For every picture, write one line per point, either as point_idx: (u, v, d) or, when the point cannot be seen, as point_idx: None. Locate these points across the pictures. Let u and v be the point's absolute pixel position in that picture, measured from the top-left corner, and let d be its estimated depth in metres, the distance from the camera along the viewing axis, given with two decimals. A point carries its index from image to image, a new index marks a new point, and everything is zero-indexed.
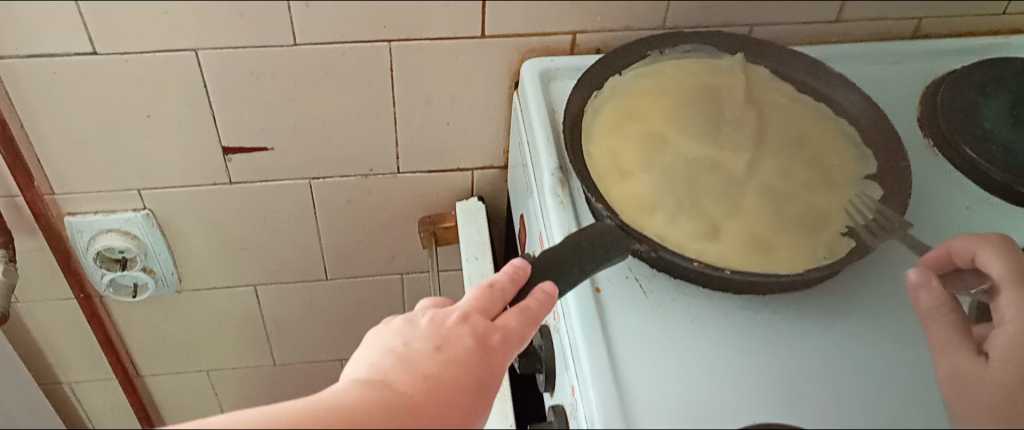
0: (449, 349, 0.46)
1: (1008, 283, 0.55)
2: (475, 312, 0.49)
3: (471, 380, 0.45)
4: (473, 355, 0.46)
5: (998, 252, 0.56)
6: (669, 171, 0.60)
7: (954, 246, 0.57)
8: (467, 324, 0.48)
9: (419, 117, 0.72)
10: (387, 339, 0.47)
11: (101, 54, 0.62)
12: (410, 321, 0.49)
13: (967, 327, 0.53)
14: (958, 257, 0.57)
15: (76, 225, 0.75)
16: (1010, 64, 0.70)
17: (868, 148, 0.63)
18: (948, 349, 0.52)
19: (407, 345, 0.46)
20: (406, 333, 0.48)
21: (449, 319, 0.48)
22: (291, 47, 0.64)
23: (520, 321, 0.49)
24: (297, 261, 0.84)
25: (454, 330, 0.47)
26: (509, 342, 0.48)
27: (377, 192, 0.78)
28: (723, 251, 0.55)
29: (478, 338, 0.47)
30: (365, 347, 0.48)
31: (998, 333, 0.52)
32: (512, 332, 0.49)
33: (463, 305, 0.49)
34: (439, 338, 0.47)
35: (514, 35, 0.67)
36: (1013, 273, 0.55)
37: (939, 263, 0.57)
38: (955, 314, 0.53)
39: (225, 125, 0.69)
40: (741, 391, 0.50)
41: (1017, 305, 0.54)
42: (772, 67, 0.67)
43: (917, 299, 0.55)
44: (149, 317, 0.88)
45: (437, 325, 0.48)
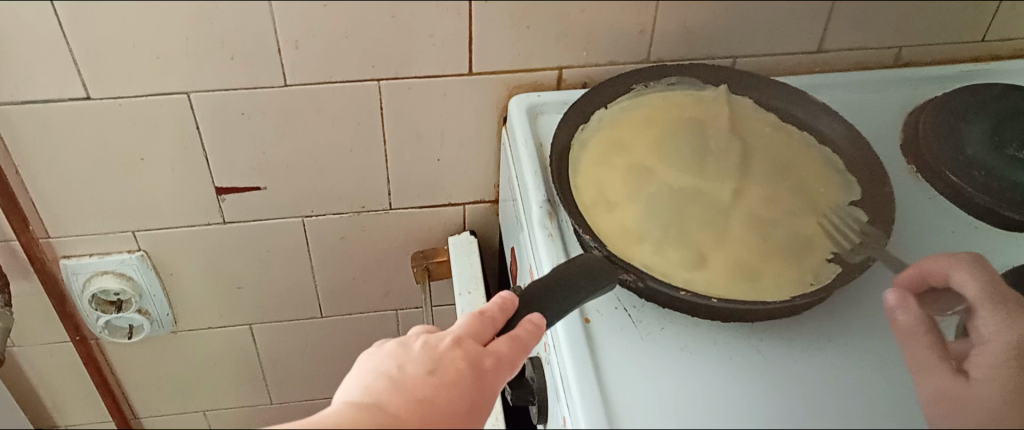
0: (442, 372, 0.47)
1: (982, 305, 0.56)
2: (468, 336, 0.49)
3: (462, 405, 0.46)
4: (465, 379, 0.47)
5: (971, 274, 0.57)
6: (656, 201, 0.61)
7: (927, 265, 0.58)
8: (460, 347, 0.48)
9: (410, 154, 0.73)
10: (381, 361, 0.48)
11: (94, 98, 0.63)
12: (403, 344, 0.50)
13: (947, 349, 0.53)
14: (930, 278, 0.57)
15: (71, 267, 0.75)
16: (991, 90, 0.71)
17: (851, 174, 0.63)
18: (930, 366, 0.52)
19: (400, 368, 0.47)
20: (399, 355, 0.48)
21: (442, 343, 0.49)
22: (281, 87, 0.65)
23: (513, 345, 0.50)
24: (292, 299, 0.85)
25: (447, 354, 0.48)
26: (501, 366, 0.49)
27: (370, 229, 0.79)
28: (710, 279, 0.55)
29: (470, 362, 0.48)
30: (360, 368, 0.48)
31: (979, 357, 0.53)
32: (504, 357, 0.49)
33: (456, 327, 0.50)
34: (432, 361, 0.47)
35: (501, 72, 0.68)
36: (987, 295, 0.56)
37: (912, 284, 0.57)
38: (935, 335, 0.54)
39: (218, 166, 0.70)
40: (731, 417, 0.51)
41: (995, 326, 0.55)
42: (755, 97, 0.68)
43: (896, 320, 0.55)
44: (145, 359, 0.88)
45: (430, 349, 0.48)
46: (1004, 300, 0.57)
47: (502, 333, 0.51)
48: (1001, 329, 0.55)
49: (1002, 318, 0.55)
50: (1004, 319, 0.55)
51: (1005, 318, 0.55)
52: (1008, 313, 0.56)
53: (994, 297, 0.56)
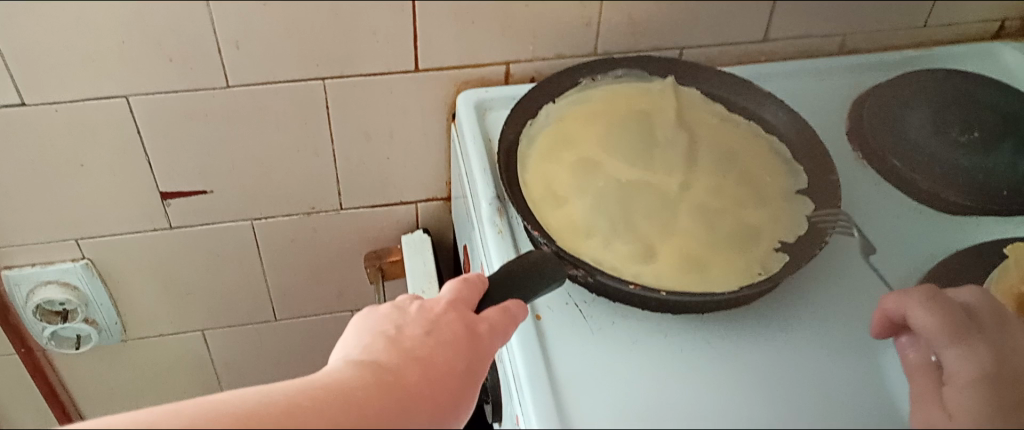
0: (439, 335, 0.47)
1: (944, 341, 0.52)
2: (461, 302, 0.50)
3: (459, 367, 0.46)
4: (463, 342, 0.47)
5: (925, 307, 0.53)
6: (603, 194, 0.60)
7: (886, 307, 0.55)
8: (454, 312, 0.49)
9: (360, 152, 0.72)
10: (376, 322, 0.48)
11: (29, 104, 0.61)
12: (398, 307, 0.50)
13: (937, 390, 0.51)
14: (895, 319, 0.55)
15: (13, 278, 0.73)
16: (932, 76, 0.72)
17: (797, 163, 0.64)
18: (924, 402, 0.50)
19: (397, 329, 0.47)
20: (395, 318, 0.48)
21: (437, 306, 0.49)
22: (224, 89, 0.64)
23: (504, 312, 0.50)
24: (245, 303, 0.84)
25: (442, 318, 0.48)
26: (496, 332, 0.49)
27: (321, 230, 0.78)
28: (658, 272, 0.55)
29: (466, 327, 0.48)
30: (356, 329, 0.48)
31: (954, 391, 0.50)
32: (498, 323, 0.49)
33: (450, 292, 0.50)
34: (428, 324, 0.47)
35: (447, 68, 0.67)
36: (945, 330, 0.52)
37: (891, 325, 0.55)
38: (932, 376, 0.51)
39: (161, 170, 0.69)
40: (683, 408, 0.51)
41: (958, 358, 0.51)
42: (701, 88, 0.69)
43: (905, 357, 0.54)
44: (96, 369, 0.86)
45: (425, 312, 0.49)
46: (970, 329, 0.52)
47: (492, 304, 0.51)
48: (965, 359, 0.51)
49: (966, 350, 0.51)
50: (965, 350, 0.51)
51: (977, 347, 0.51)
52: (972, 343, 0.52)
53: (956, 329, 0.52)
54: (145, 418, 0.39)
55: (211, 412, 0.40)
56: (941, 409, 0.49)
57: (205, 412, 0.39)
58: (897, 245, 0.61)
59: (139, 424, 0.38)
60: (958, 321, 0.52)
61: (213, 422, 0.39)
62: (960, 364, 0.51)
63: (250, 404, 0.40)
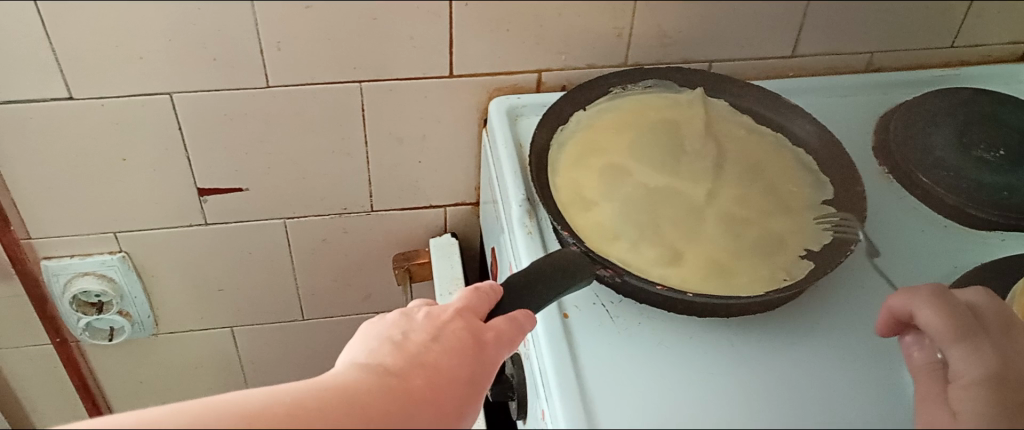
0: (445, 341, 0.48)
1: (948, 339, 0.52)
2: (469, 310, 0.51)
3: (465, 373, 0.47)
4: (468, 349, 0.48)
5: (930, 306, 0.54)
6: (631, 199, 0.61)
7: (892, 304, 0.56)
8: (462, 319, 0.50)
9: (392, 155, 0.74)
10: (385, 327, 0.49)
11: (77, 98, 0.63)
12: (405, 314, 0.51)
13: (942, 391, 0.51)
14: (900, 317, 0.55)
15: (52, 268, 0.75)
16: (958, 94, 0.73)
17: (823, 174, 0.65)
18: (929, 402, 0.51)
19: (404, 334, 0.48)
20: (402, 324, 0.49)
21: (444, 313, 0.50)
22: (263, 88, 0.66)
23: (512, 323, 0.51)
24: (274, 301, 0.85)
25: (449, 325, 0.49)
26: (502, 341, 0.50)
27: (351, 231, 0.80)
28: (684, 275, 0.56)
29: (472, 334, 0.49)
30: (364, 335, 0.49)
31: (959, 391, 0.51)
32: (504, 332, 0.50)
33: (458, 301, 0.51)
34: (435, 331, 0.48)
35: (481, 74, 0.69)
36: (951, 329, 0.53)
37: (896, 323, 0.55)
38: (938, 375, 0.52)
39: (199, 167, 0.71)
40: (706, 408, 0.52)
41: (962, 357, 0.52)
42: (730, 100, 0.70)
43: (909, 356, 0.54)
44: (126, 362, 0.88)
45: (433, 319, 0.49)
46: (974, 329, 0.53)
47: (502, 314, 0.52)
48: (968, 359, 0.52)
49: (970, 350, 0.52)
50: (970, 350, 0.52)
51: (980, 347, 0.52)
52: (976, 343, 0.52)
53: (963, 329, 0.53)
54: (156, 413, 0.40)
55: (220, 410, 0.40)
56: (947, 409, 0.50)
57: (214, 408, 0.41)
58: (921, 258, 0.62)
59: (150, 420, 0.40)
60: (963, 321, 0.53)
61: (220, 418, 0.40)
62: (965, 364, 0.52)
63: (257, 405, 0.41)
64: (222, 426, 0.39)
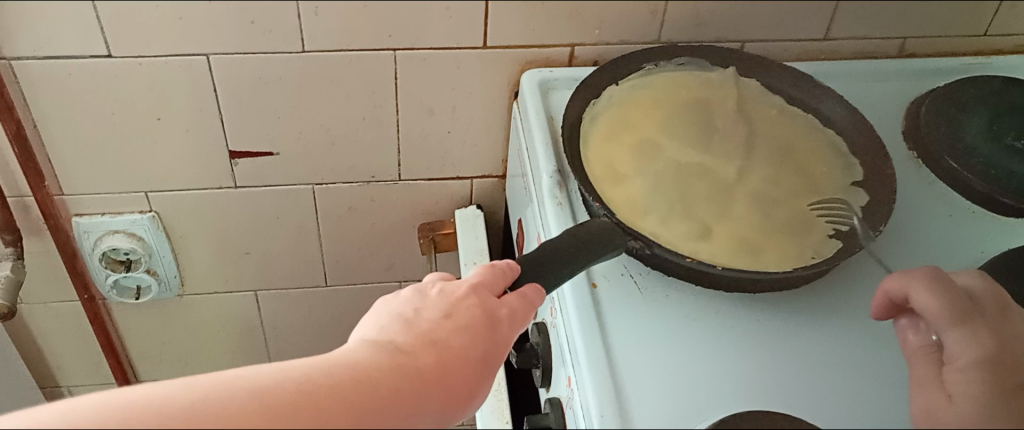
0: (457, 318, 0.48)
1: (944, 320, 0.53)
2: (483, 286, 0.51)
3: (477, 353, 0.47)
4: (480, 326, 0.48)
5: (926, 287, 0.55)
6: (661, 175, 0.62)
7: (891, 286, 0.57)
8: (475, 297, 0.50)
9: (421, 124, 0.74)
10: (397, 306, 0.49)
11: (115, 56, 0.64)
12: (420, 291, 0.51)
13: (938, 374, 0.52)
14: (896, 300, 0.56)
15: (83, 225, 0.76)
16: (990, 81, 0.73)
17: (852, 157, 0.65)
18: (924, 386, 0.52)
19: (416, 312, 0.49)
20: (416, 301, 0.50)
21: (459, 290, 0.50)
22: (299, 53, 0.66)
23: (523, 299, 0.51)
24: (298, 266, 0.86)
25: (462, 302, 0.49)
26: (515, 318, 0.50)
27: (377, 199, 0.81)
28: (714, 251, 0.57)
29: (486, 311, 0.49)
30: (379, 310, 0.50)
31: (954, 373, 0.51)
32: (518, 309, 0.51)
33: (469, 280, 0.51)
34: (448, 308, 0.49)
35: (515, 46, 0.69)
36: (946, 311, 0.53)
37: (892, 307, 0.56)
38: (932, 357, 0.53)
39: (232, 130, 0.71)
40: (730, 382, 0.52)
41: (957, 340, 0.52)
42: (763, 81, 0.70)
43: (906, 340, 0.55)
44: (150, 321, 0.89)
45: (447, 296, 0.50)
46: (968, 314, 0.53)
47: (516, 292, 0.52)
48: (963, 342, 0.52)
49: (965, 333, 0.53)
50: (965, 334, 0.53)
51: (974, 331, 0.53)
52: (972, 326, 0.53)
53: (957, 312, 0.53)
54: (160, 389, 0.40)
55: (234, 382, 0.41)
56: (942, 392, 0.51)
57: (218, 383, 0.40)
58: (947, 241, 0.62)
59: (160, 393, 0.39)
60: (959, 304, 0.54)
61: (226, 394, 0.39)
62: (961, 346, 0.52)
63: (267, 378, 0.41)
64: (228, 404, 0.39)
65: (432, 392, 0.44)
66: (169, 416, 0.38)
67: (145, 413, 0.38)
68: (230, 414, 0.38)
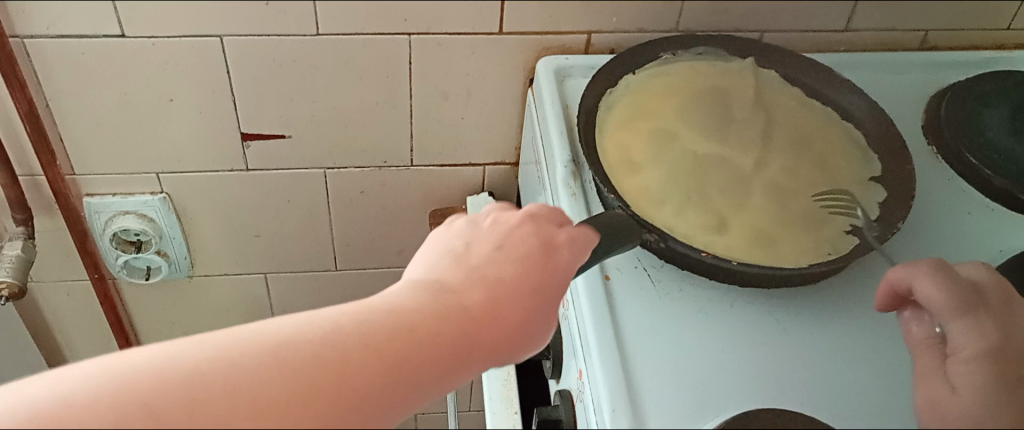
0: (510, 248, 0.48)
1: (946, 312, 0.52)
2: (536, 217, 0.51)
3: (530, 282, 0.47)
4: (534, 255, 0.48)
5: (928, 278, 0.53)
6: (678, 166, 0.61)
7: (893, 274, 0.55)
8: (529, 226, 0.50)
9: (436, 109, 0.74)
10: (449, 239, 0.50)
11: (128, 36, 0.63)
12: (473, 223, 0.51)
13: (943, 366, 0.51)
14: (899, 290, 0.55)
15: (94, 205, 0.76)
16: (1012, 76, 0.72)
17: (873, 150, 0.64)
18: (928, 378, 0.51)
19: (466, 246, 0.49)
20: (468, 234, 0.50)
21: (511, 220, 0.51)
22: (313, 36, 0.65)
23: (570, 229, 0.51)
24: (309, 249, 0.86)
25: (515, 232, 0.50)
26: (576, 244, 0.50)
27: (389, 184, 0.80)
28: (730, 244, 0.56)
29: (541, 239, 0.49)
30: (432, 245, 0.50)
31: (959, 365, 0.50)
32: (578, 235, 0.50)
33: (511, 219, 0.51)
34: (501, 239, 0.49)
35: (531, 33, 0.69)
36: (948, 302, 0.52)
37: (895, 296, 0.55)
38: (936, 349, 0.52)
39: (245, 113, 0.71)
40: (744, 377, 0.52)
41: (961, 333, 0.51)
42: (783, 72, 0.69)
43: (908, 331, 0.54)
44: (160, 301, 0.89)
45: (500, 227, 0.50)
46: (972, 303, 0.52)
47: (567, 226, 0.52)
48: (967, 334, 0.51)
49: (970, 324, 0.51)
50: (970, 325, 0.51)
51: (979, 321, 0.51)
52: (976, 316, 0.52)
53: (960, 302, 0.52)
54: (199, 355, 0.38)
55: (246, 345, 0.39)
56: (945, 384, 0.50)
57: (263, 343, 0.39)
58: (966, 239, 0.62)
59: (163, 358, 0.37)
60: (962, 295, 0.52)
61: (277, 358, 0.38)
62: (966, 338, 0.51)
63: (288, 331, 0.40)
64: (285, 366, 0.38)
65: (487, 335, 0.44)
66: (223, 391, 0.36)
67: (168, 379, 0.36)
68: (291, 379, 0.37)
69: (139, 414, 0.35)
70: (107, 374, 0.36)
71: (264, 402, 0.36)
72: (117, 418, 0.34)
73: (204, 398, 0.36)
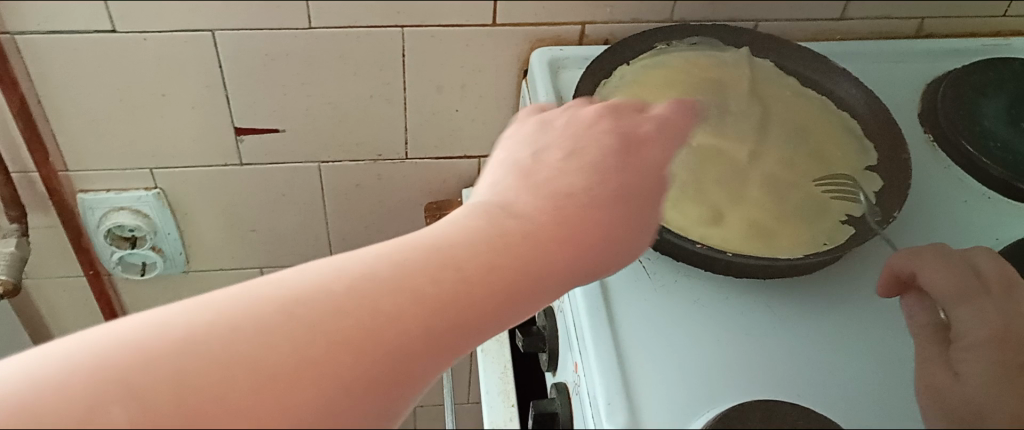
0: (581, 153, 0.46)
1: (950, 297, 0.54)
2: (607, 118, 0.49)
3: (603, 191, 0.44)
4: (607, 153, 0.46)
5: (932, 265, 0.56)
6: (673, 158, 0.61)
7: (894, 262, 0.58)
8: (599, 128, 0.48)
9: (430, 102, 0.73)
10: (517, 150, 0.48)
11: (120, 31, 0.63)
12: (545, 124, 0.50)
13: (945, 352, 0.52)
14: (901, 276, 0.57)
15: (88, 202, 0.75)
16: (1009, 63, 0.72)
17: (867, 140, 0.64)
18: (930, 364, 0.52)
19: (535, 158, 0.46)
20: (534, 145, 0.48)
21: (584, 123, 0.49)
22: (307, 29, 0.65)
23: (623, 149, 0.47)
24: (305, 243, 0.86)
25: (586, 135, 0.48)
26: (655, 139, 0.48)
27: (385, 178, 0.80)
28: (725, 236, 0.56)
29: (618, 137, 0.47)
30: (502, 158, 0.48)
31: (961, 350, 0.51)
32: (655, 133, 0.48)
33: (560, 145, 0.47)
34: (572, 145, 0.47)
35: (525, 24, 0.68)
36: (951, 288, 0.54)
37: (897, 283, 0.57)
38: (939, 334, 0.53)
39: (239, 107, 0.71)
40: (740, 367, 0.51)
41: (965, 318, 0.53)
42: (777, 61, 0.70)
43: (913, 319, 0.55)
44: (157, 297, 0.89)
45: (573, 130, 0.48)
46: (976, 290, 0.54)
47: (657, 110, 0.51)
48: (971, 319, 0.53)
49: (973, 309, 0.53)
50: (973, 311, 0.53)
51: (982, 307, 0.53)
52: (978, 303, 0.54)
53: (963, 289, 0.54)
54: (212, 311, 0.34)
55: (253, 301, 0.34)
56: (949, 371, 0.51)
57: (274, 302, 0.34)
58: (965, 228, 0.61)
59: (155, 322, 0.33)
60: (965, 282, 0.55)
61: (290, 319, 0.33)
62: (968, 323, 0.53)
63: (320, 276, 0.36)
64: (303, 327, 0.33)
65: (541, 272, 0.40)
66: (225, 362, 0.32)
67: (159, 341, 0.32)
68: (310, 342, 0.33)
69: (120, 395, 0.30)
70: (80, 354, 0.32)
71: (281, 367, 0.32)
72: (94, 402, 0.30)
73: (201, 368, 0.31)
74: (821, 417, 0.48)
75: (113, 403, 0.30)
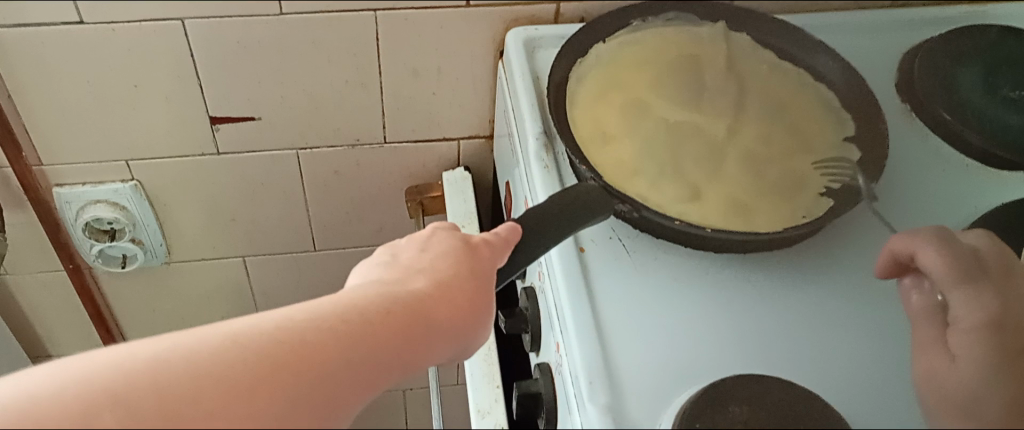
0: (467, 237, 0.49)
1: (953, 280, 0.55)
2: None
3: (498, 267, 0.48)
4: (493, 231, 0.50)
5: (934, 248, 0.56)
6: (650, 135, 0.61)
7: (894, 245, 0.57)
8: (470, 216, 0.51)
9: (407, 86, 0.73)
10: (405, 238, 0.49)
11: (88, 23, 0.62)
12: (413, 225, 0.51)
13: (941, 335, 0.53)
14: (901, 259, 0.56)
15: (65, 196, 0.75)
16: (985, 31, 0.72)
17: (844, 111, 0.64)
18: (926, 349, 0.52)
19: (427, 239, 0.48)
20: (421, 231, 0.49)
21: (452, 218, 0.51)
22: (278, 16, 0.64)
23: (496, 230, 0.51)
24: (286, 231, 0.85)
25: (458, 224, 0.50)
26: None
27: (364, 164, 0.79)
28: (704, 212, 0.56)
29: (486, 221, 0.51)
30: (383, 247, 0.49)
31: (960, 336, 0.53)
32: None
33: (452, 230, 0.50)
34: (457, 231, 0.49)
35: (499, 4, 0.68)
36: (953, 271, 0.55)
37: (897, 266, 0.56)
38: (936, 317, 0.54)
39: (213, 97, 0.70)
40: (723, 346, 0.51)
41: (964, 302, 0.54)
42: (754, 35, 0.69)
43: (908, 299, 0.55)
44: (139, 289, 0.88)
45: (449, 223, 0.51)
46: (973, 273, 0.55)
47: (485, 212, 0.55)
48: (968, 304, 0.54)
49: (969, 294, 0.55)
50: (969, 295, 0.54)
51: (979, 292, 0.55)
52: (974, 286, 0.55)
53: (964, 271, 0.55)
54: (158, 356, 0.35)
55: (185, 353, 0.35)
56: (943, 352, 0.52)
57: (214, 337, 0.36)
58: (945, 200, 0.61)
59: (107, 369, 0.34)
60: (966, 264, 0.55)
61: (233, 347, 0.35)
62: (965, 310, 0.54)
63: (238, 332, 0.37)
64: (240, 354, 0.35)
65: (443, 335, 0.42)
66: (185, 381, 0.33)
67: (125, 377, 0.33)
68: (244, 367, 0.34)
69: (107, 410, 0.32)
70: (58, 388, 0.34)
71: (220, 388, 0.34)
72: (85, 412, 0.32)
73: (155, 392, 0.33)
74: (803, 389, 0.48)
75: (101, 410, 0.32)
